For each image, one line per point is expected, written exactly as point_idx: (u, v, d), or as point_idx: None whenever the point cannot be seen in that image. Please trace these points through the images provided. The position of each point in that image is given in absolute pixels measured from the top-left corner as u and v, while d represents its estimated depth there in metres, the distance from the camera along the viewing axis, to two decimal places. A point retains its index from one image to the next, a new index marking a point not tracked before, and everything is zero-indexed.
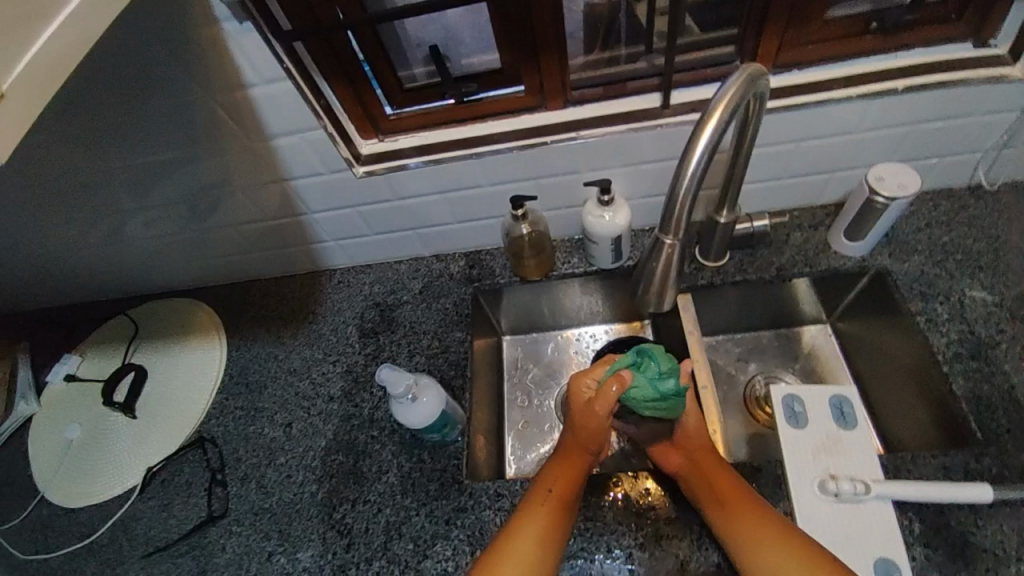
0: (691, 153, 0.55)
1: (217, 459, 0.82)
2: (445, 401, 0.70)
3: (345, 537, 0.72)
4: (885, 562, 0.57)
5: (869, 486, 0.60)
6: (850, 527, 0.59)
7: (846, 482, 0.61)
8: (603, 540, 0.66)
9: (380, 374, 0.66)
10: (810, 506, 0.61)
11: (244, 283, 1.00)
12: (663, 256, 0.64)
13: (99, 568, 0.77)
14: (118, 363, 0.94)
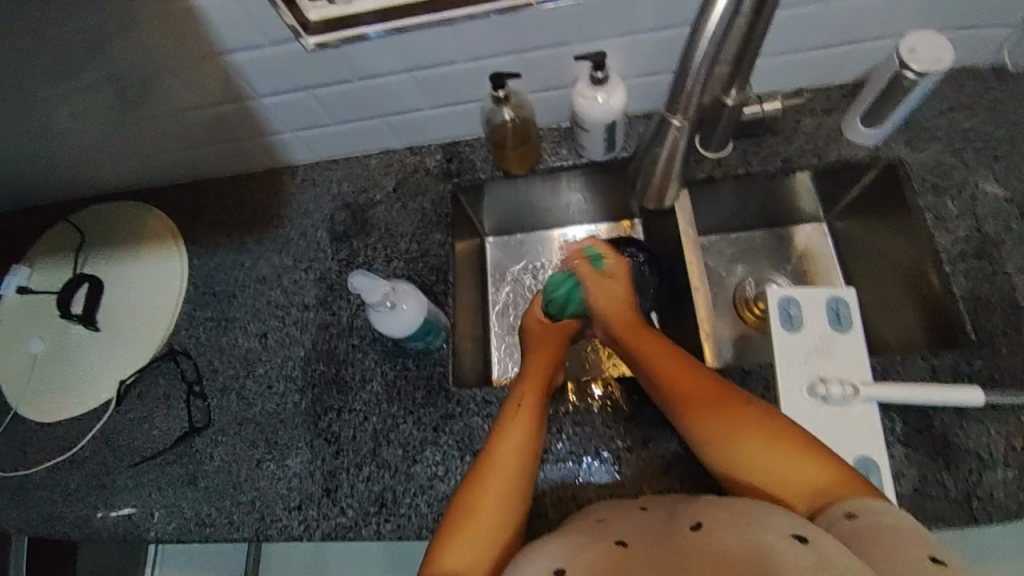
0: (712, 9, 0.48)
1: (192, 371, 0.79)
2: (427, 308, 0.65)
3: (333, 445, 0.72)
4: (865, 459, 0.58)
5: (858, 389, 0.60)
6: (835, 427, 0.60)
7: (836, 385, 0.60)
8: (592, 443, 0.67)
9: (353, 281, 0.60)
10: (798, 409, 0.61)
11: (196, 183, 0.90)
12: (669, 140, 0.63)
13: (87, 478, 0.77)
14: (70, 274, 0.87)
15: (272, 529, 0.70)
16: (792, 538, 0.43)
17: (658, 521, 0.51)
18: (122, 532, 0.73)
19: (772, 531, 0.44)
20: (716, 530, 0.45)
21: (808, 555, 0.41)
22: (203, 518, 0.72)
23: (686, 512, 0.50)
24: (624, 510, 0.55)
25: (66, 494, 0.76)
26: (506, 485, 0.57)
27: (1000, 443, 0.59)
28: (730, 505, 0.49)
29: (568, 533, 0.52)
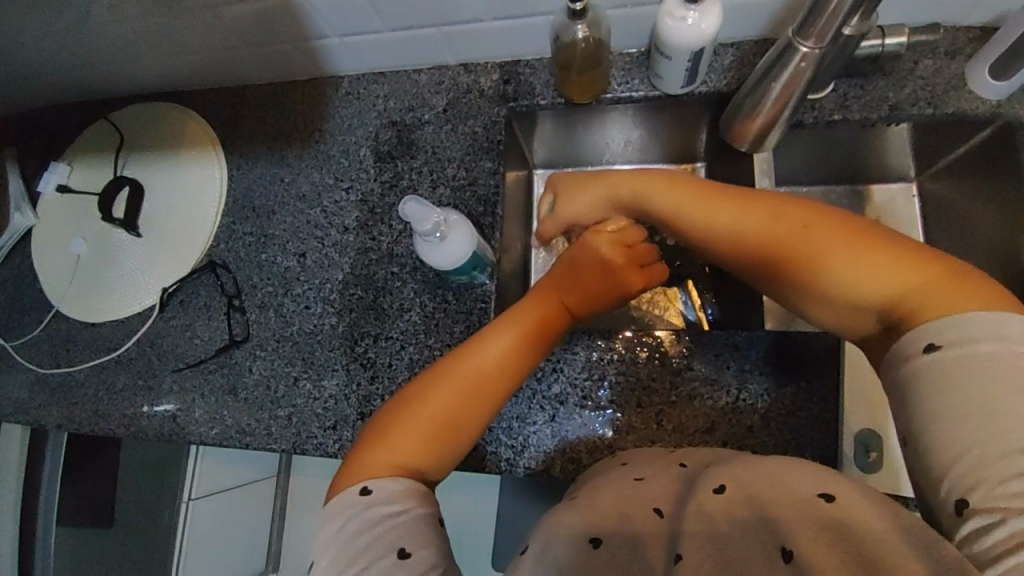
0: None
1: (232, 284, 0.78)
2: (475, 244, 0.60)
3: (368, 370, 0.71)
4: None
5: None
6: None
7: None
8: (633, 395, 0.65)
9: (404, 206, 0.56)
10: None
11: (236, 89, 0.86)
12: (789, 68, 0.60)
13: (132, 379, 0.79)
14: (111, 176, 0.86)
15: (308, 445, 0.71)
16: (819, 498, 0.42)
17: (691, 483, 0.49)
18: (167, 434, 0.76)
19: (799, 493, 0.43)
20: (744, 495, 0.44)
21: (842, 521, 0.40)
22: (243, 427, 0.73)
23: (715, 473, 0.47)
24: (664, 465, 0.53)
25: (113, 393, 0.79)
26: (454, 406, 0.55)
27: None
28: (756, 464, 0.46)
29: (596, 487, 0.51)
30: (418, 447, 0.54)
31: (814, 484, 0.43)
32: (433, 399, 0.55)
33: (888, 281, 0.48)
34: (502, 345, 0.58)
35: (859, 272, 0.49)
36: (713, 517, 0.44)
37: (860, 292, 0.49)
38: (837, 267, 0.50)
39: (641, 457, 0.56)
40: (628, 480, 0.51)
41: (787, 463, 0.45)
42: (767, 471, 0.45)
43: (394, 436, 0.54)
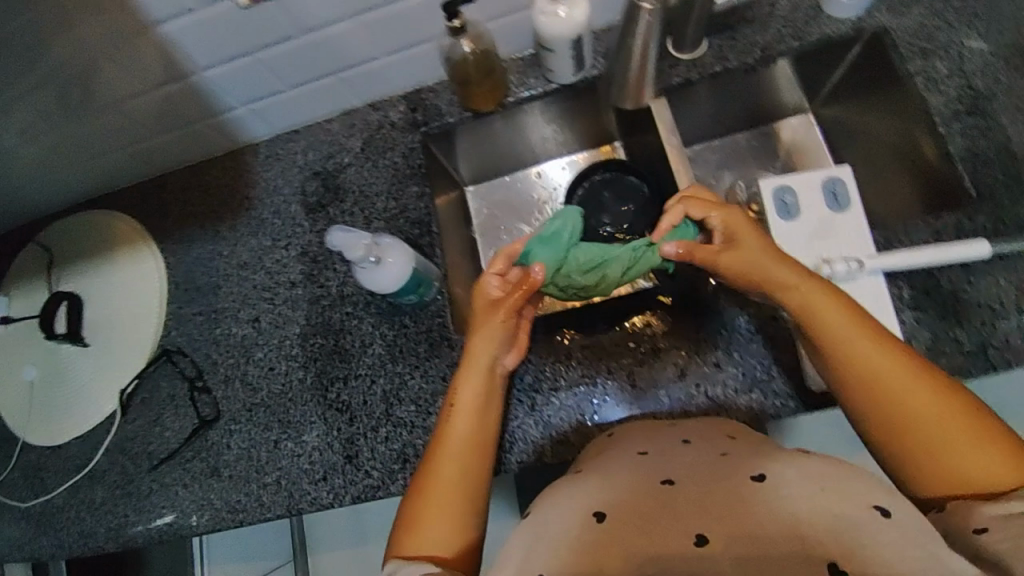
0: None
1: (191, 367, 0.77)
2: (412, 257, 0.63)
3: (346, 413, 0.71)
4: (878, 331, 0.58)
5: (863, 263, 0.59)
6: None
7: (840, 263, 0.60)
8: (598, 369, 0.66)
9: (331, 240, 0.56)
10: None
11: (157, 179, 0.86)
12: (642, 26, 0.63)
13: (109, 489, 0.76)
14: (46, 295, 0.83)
15: (303, 504, 0.70)
16: (874, 510, 0.44)
17: (712, 464, 0.50)
18: (159, 535, 0.73)
19: (853, 501, 0.44)
20: (781, 488, 0.46)
21: (891, 531, 0.42)
22: (233, 505, 0.71)
23: (740, 460, 0.50)
24: (664, 444, 0.55)
25: (94, 509, 0.76)
26: (462, 478, 0.55)
27: (1014, 295, 0.59)
28: (800, 461, 0.49)
29: (600, 463, 0.55)
30: (456, 526, 0.54)
31: (871, 495, 0.45)
32: (442, 472, 0.55)
33: (977, 459, 0.47)
34: (473, 409, 0.58)
35: (963, 451, 0.48)
36: (745, 501, 0.46)
37: (937, 463, 0.48)
38: (957, 446, 0.48)
39: (637, 430, 0.59)
40: (631, 453, 0.54)
41: (840, 466, 0.49)
42: (814, 474, 0.47)
43: (424, 516, 0.54)
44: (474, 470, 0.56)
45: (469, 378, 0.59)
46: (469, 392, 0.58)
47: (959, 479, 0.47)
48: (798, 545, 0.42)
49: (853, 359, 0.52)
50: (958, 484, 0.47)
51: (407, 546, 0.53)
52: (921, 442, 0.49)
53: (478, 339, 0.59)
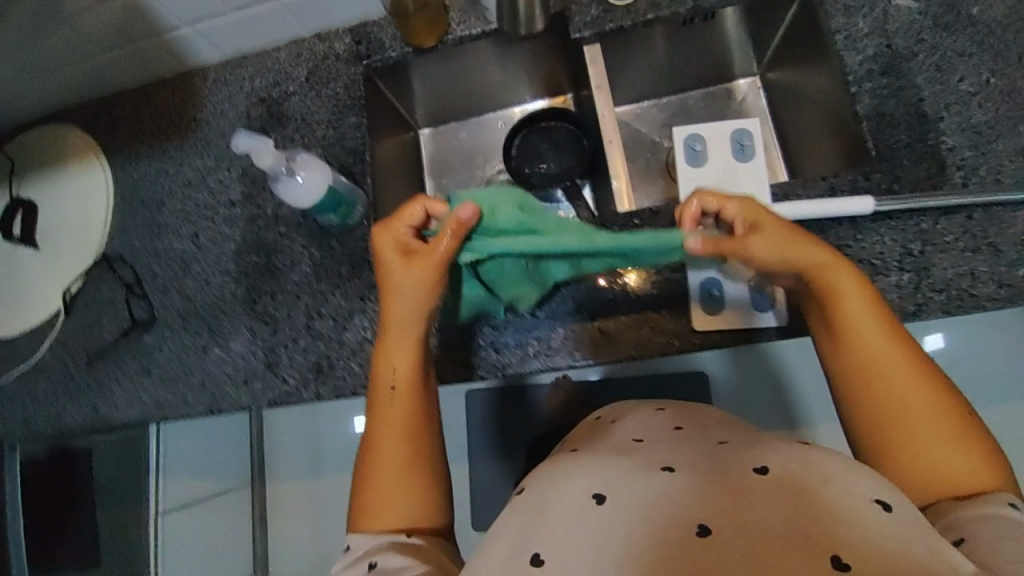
0: None
1: (131, 274, 0.82)
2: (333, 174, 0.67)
3: (270, 325, 0.75)
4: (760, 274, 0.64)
5: None
6: None
7: None
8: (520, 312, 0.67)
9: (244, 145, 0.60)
10: None
11: (113, 96, 0.89)
12: None
13: (52, 382, 0.82)
14: (6, 200, 0.85)
15: (223, 404, 0.75)
16: (876, 503, 0.39)
17: (711, 454, 0.44)
18: (94, 423, 0.80)
19: (856, 494, 0.39)
20: (791, 482, 0.40)
21: (891, 526, 0.37)
22: (161, 402, 0.77)
23: (740, 452, 0.44)
24: (659, 433, 0.49)
25: (38, 400, 0.82)
26: (400, 443, 0.53)
27: (898, 253, 0.61)
28: (801, 451, 0.43)
29: (598, 450, 0.48)
30: (414, 496, 0.51)
31: (869, 490, 0.40)
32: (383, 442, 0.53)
33: (958, 452, 0.45)
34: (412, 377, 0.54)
35: (939, 454, 0.45)
36: (748, 488, 0.39)
37: (920, 462, 0.45)
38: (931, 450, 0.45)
39: (629, 420, 0.54)
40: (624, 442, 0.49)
41: (830, 455, 0.43)
42: (813, 465, 0.42)
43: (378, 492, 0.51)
44: (416, 437, 0.53)
45: (392, 341, 0.55)
46: (393, 355, 0.55)
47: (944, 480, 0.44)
48: (797, 531, 0.36)
49: (855, 346, 0.49)
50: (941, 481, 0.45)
51: (367, 526, 0.50)
52: (901, 441, 0.46)
53: (394, 305, 0.54)
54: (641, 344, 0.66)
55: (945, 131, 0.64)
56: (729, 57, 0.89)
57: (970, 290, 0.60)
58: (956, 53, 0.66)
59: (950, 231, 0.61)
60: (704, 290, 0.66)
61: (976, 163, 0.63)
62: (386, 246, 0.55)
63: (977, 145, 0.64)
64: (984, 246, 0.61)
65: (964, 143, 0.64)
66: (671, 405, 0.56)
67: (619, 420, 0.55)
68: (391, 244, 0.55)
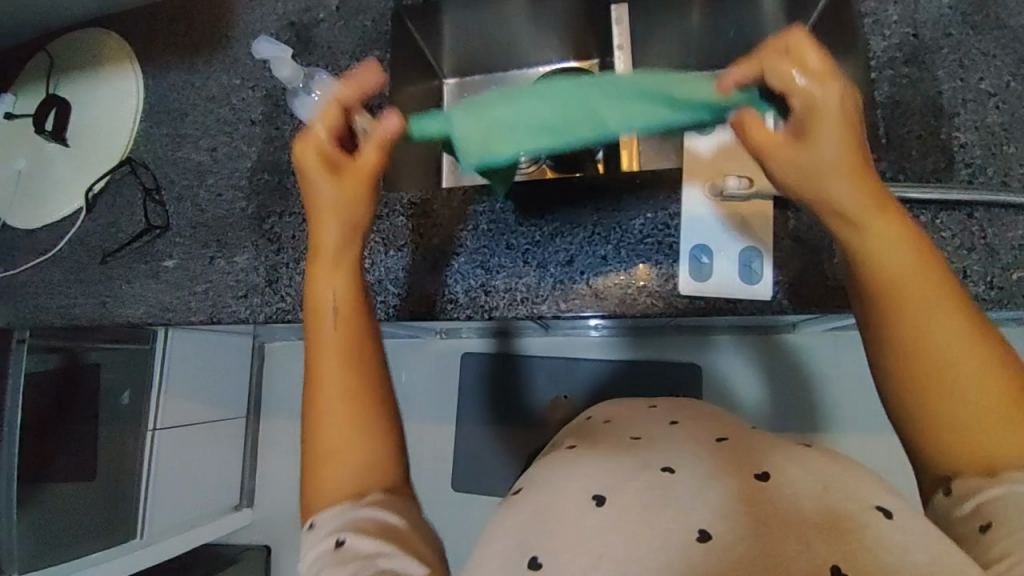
0: None
1: (150, 180, 0.85)
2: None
3: (275, 243, 0.78)
4: (751, 248, 0.64)
5: (752, 184, 0.65)
6: (727, 218, 0.65)
7: (734, 180, 0.65)
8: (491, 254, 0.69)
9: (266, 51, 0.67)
10: (698, 200, 0.66)
11: (151, 7, 0.91)
12: None
13: (66, 274, 0.86)
14: (43, 97, 0.90)
15: (224, 314, 0.78)
16: (877, 509, 0.42)
17: (717, 456, 0.49)
18: (98, 317, 0.83)
19: (858, 501, 0.43)
20: (785, 484, 0.44)
21: (889, 532, 0.41)
22: (166, 305, 0.80)
23: (742, 455, 0.49)
24: (656, 429, 0.57)
25: (49, 287, 0.86)
26: (344, 394, 0.52)
27: None
28: (806, 458, 0.48)
29: (599, 445, 0.54)
30: (378, 439, 0.52)
31: (871, 496, 0.44)
32: (327, 412, 0.51)
33: (1000, 422, 0.42)
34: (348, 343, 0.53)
35: (986, 423, 0.42)
36: (754, 494, 0.44)
37: (982, 411, 0.42)
38: (973, 410, 0.42)
39: (631, 419, 0.62)
40: (625, 439, 0.56)
41: (840, 466, 0.47)
42: (818, 472, 0.46)
43: (338, 466, 0.50)
44: (357, 380, 0.52)
45: (324, 287, 0.55)
46: (328, 320, 0.54)
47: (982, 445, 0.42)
48: (796, 536, 0.40)
49: (895, 281, 0.44)
50: (989, 452, 0.42)
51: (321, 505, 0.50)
52: (939, 395, 0.43)
53: (319, 278, 0.55)
54: (627, 303, 0.67)
55: (958, 127, 0.63)
56: (758, 38, 0.89)
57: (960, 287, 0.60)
58: (980, 52, 0.65)
59: (949, 227, 0.61)
60: (694, 257, 0.66)
61: (984, 163, 0.62)
62: (329, 192, 0.55)
63: (987, 145, 0.63)
64: (981, 245, 0.60)
65: (974, 142, 0.63)
66: (668, 405, 0.65)
67: (613, 420, 0.63)
68: (315, 161, 0.55)
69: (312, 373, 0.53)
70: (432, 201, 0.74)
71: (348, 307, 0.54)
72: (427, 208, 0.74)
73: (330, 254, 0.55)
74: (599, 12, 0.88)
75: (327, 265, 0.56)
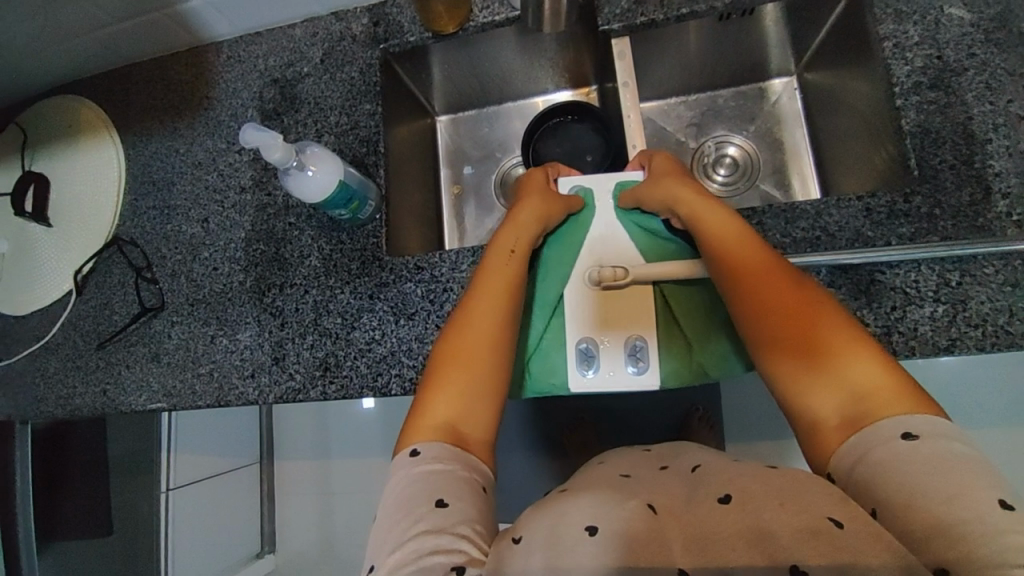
0: None
1: (140, 258, 0.81)
2: (344, 166, 0.66)
3: (278, 318, 0.74)
4: (639, 340, 0.63)
5: (627, 271, 0.63)
6: (611, 306, 0.64)
7: (607, 268, 0.64)
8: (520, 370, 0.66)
9: (247, 134, 0.59)
10: (583, 295, 0.65)
11: (127, 70, 0.87)
12: None
13: (61, 362, 0.81)
14: (20, 175, 0.85)
15: (230, 396, 0.74)
16: (827, 518, 0.39)
17: (688, 488, 0.48)
18: (100, 406, 0.79)
19: (809, 510, 0.40)
20: (748, 504, 0.42)
21: (836, 542, 0.37)
22: (168, 389, 0.76)
23: (712, 485, 0.47)
24: (644, 469, 0.56)
25: (47, 377, 0.82)
26: (475, 380, 0.53)
27: (934, 283, 0.58)
28: (767, 478, 0.44)
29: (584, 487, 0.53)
30: (493, 411, 0.53)
31: (824, 506, 0.40)
32: (472, 354, 0.54)
33: (846, 374, 0.45)
34: (486, 326, 0.55)
35: (819, 366, 0.46)
36: (706, 522, 0.42)
37: (847, 390, 0.45)
38: (817, 357, 0.47)
39: (622, 464, 0.60)
40: (614, 479, 0.55)
41: (797, 477, 0.44)
42: (773, 488, 0.43)
43: (448, 394, 0.52)
44: (473, 372, 0.53)
45: (498, 280, 0.58)
46: (497, 284, 0.57)
47: (828, 405, 0.46)
48: (758, 551, 0.38)
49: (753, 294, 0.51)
50: (849, 407, 0.45)
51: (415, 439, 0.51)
52: (785, 358, 0.48)
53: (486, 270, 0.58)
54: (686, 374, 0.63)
55: (993, 154, 0.60)
56: (765, 54, 0.85)
57: (1007, 327, 0.57)
58: (1006, 72, 0.62)
59: (992, 263, 0.58)
60: (629, 358, 0.63)
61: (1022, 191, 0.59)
62: (534, 209, 0.64)
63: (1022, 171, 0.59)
64: None
65: (1009, 169, 0.59)
66: (660, 450, 0.63)
67: (605, 464, 0.63)
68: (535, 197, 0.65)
69: (473, 300, 0.57)
70: (438, 266, 0.70)
71: (516, 273, 0.59)
72: (434, 273, 0.70)
73: (522, 227, 0.62)
74: (596, 42, 0.85)
75: (501, 260, 0.59)
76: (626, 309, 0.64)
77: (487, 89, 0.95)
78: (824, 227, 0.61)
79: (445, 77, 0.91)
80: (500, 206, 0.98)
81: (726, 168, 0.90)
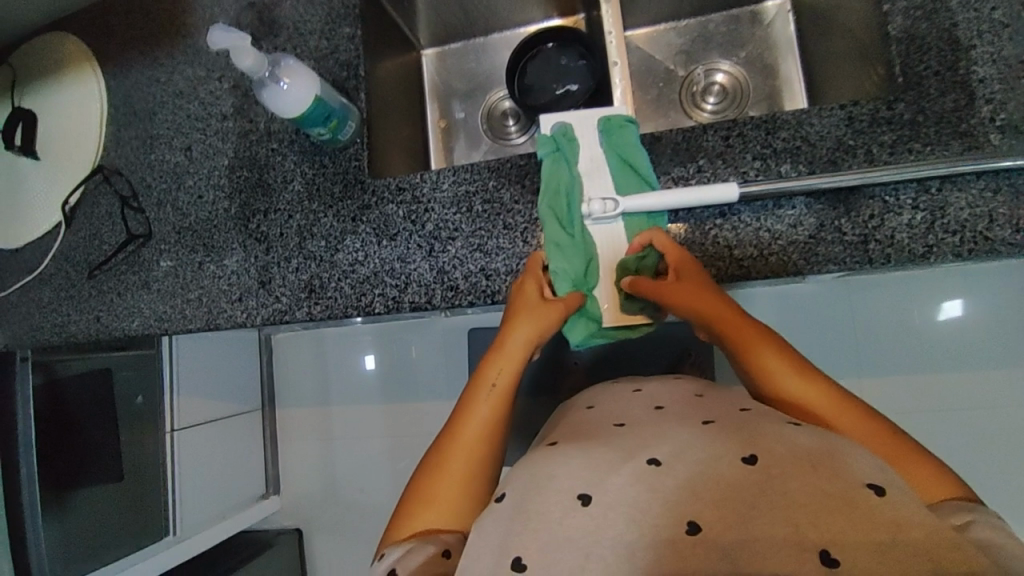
0: None
1: (126, 188, 0.81)
2: (321, 82, 0.66)
3: (263, 243, 0.74)
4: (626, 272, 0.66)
5: (617, 204, 0.63)
6: (603, 240, 0.67)
7: (597, 203, 0.64)
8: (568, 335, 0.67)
9: (217, 36, 0.61)
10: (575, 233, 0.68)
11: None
12: None
13: (55, 292, 0.83)
14: (7, 109, 0.85)
15: (220, 320, 0.75)
16: (868, 489, 0.40)
17: (697, 437, 0.48)
18: (95, 333, 0.81)
19: (846, 479, 0.41)
20: (773, 467, 0.42)
21: (878, 514, 0.38)
22: (159, 315, 0.77)
23: (723, 433, 0.47)
24: (642, 412, 0.57)
25: (42, 308, 0.83)
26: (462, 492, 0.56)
27: (912, 191, 0.58)
28: (787, 436, 0.45)
29: (583, 438, 0.53)
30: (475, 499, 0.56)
31: (863, 473, 0.41)
32: (448, 473, 0.56)
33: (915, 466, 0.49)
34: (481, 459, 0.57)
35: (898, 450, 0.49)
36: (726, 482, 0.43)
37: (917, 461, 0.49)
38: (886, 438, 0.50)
39: (613, 406, 0.61)
40: (609, 426, 0.56)
41: (816, 440, 0.45)
42: (803, 450, 0.43)
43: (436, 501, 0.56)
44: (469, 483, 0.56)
45: (478, 416, 0.58)
46: (475, 423, 0.58)
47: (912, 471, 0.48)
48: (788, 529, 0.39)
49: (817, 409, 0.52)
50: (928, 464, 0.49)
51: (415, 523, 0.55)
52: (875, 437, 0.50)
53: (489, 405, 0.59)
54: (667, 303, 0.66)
55: (979, 60, 0.58)
56: None
57: (985, 233, 0.56)
58: None
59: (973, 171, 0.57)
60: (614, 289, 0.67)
61: (1007, 97, 0.58)
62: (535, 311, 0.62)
63: (1007, 78, 0.58)
64: (1006, 187, 0.56)
65: (994, 75, 0.58)
66: (652, 388, 0.64)
67: (595, 405, 0.64)
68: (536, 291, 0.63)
69: (452, 434, 0.58)
70: (419, 188, 0.70)
71: (494, 408, 0.58)
72: (415, 195, 0.70)
73: (509, 355, 0.61)
74: None
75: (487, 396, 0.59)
76: (621, 240, 0.66)
77: (472, 17, 0.93)
78: (804, 136, 0.60)
79: (428, 4, 0.89)
80: (488, 141, 0.97)
81: (715, 96, 0.89)
